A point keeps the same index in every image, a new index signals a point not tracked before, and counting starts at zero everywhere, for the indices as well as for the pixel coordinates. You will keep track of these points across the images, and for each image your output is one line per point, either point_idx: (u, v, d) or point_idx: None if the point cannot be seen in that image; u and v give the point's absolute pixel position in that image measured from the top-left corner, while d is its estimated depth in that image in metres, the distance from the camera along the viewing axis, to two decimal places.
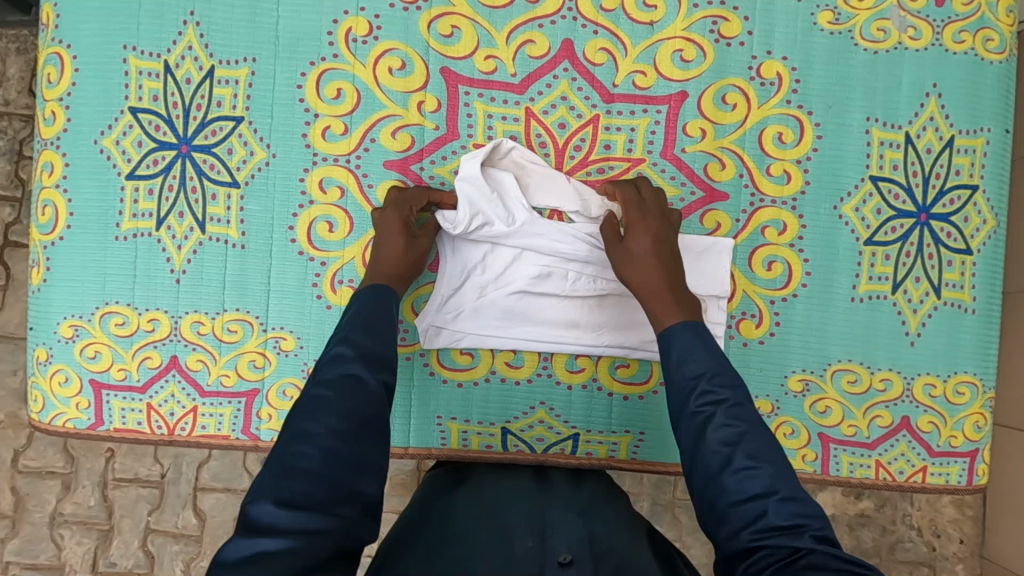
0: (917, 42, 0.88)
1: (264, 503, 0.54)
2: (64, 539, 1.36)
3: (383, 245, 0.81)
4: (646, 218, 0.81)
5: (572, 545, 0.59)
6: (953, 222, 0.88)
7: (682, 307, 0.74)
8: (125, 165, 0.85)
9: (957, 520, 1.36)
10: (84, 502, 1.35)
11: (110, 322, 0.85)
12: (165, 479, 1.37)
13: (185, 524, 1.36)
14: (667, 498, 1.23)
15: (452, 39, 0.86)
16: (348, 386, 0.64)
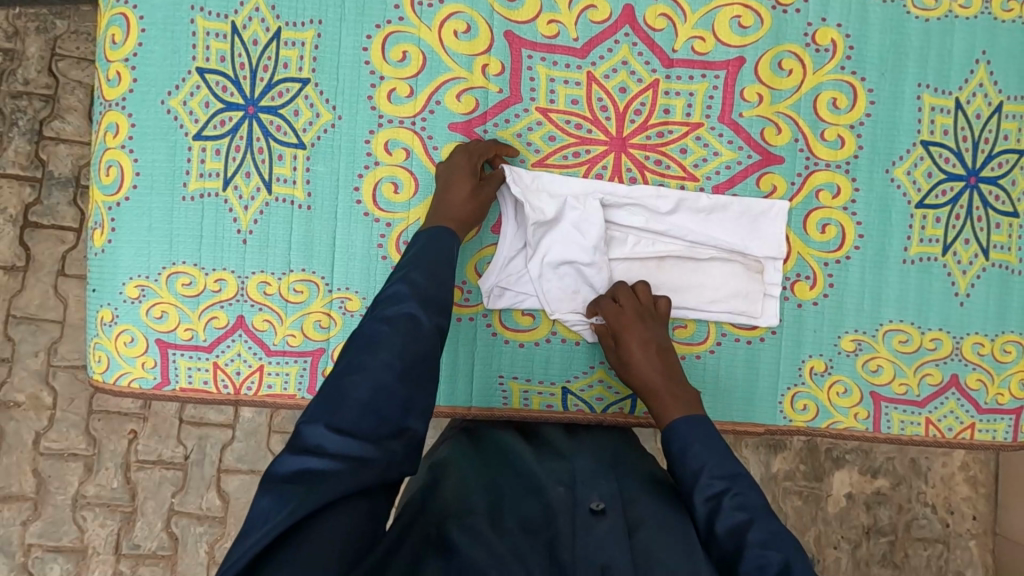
0: (967, 10, 0.90)
1: (316, 426, 0.56)
2: (87, 521, 1.35)
3: (453, 186, 0.82)
4: (636, 350, 0.82)
5: (603, 496, 0.66)
6: (1001, 185, 0.91)
7: (681, 399, 0.78)
8: (192, 126, 0.85)
9: (971, 499, 1.43)
10: (107, 484, 1.35)
11: (177, 282, 0.86)
12: (188, 461, 1.36)
13: (209, 505, 1.36)
14: None
15: (517, 3, 0.88)
16: (425, 331, 0.64)
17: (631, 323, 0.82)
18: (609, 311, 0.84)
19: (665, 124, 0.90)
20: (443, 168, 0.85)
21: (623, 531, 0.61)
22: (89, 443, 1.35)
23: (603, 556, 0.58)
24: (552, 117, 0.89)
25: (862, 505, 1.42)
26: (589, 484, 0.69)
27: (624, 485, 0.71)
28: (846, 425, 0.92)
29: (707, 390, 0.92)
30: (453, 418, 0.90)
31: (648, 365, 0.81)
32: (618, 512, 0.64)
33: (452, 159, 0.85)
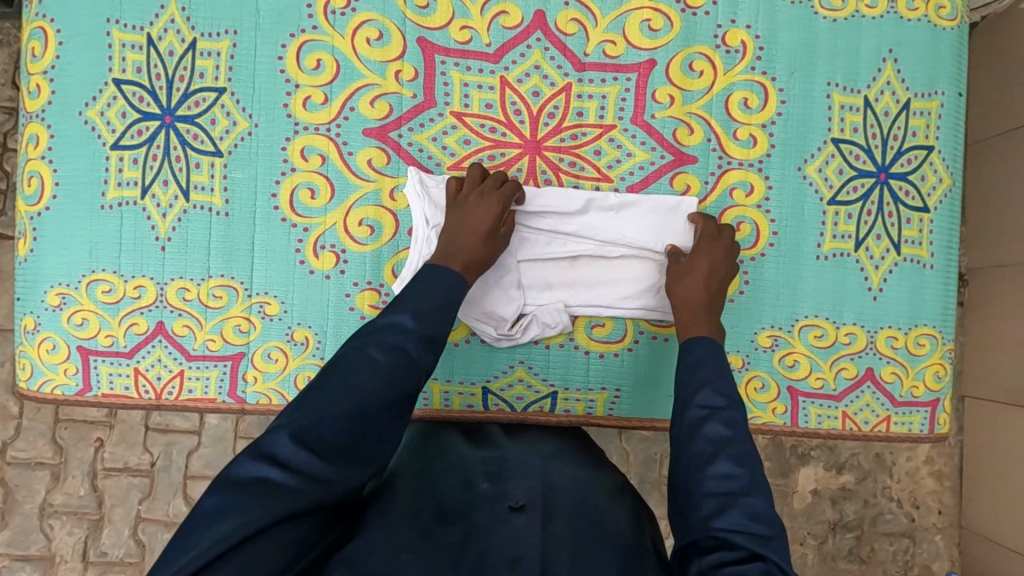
0: (874, 10, 0.92)
1: (282, 437, 0.56)
2: (55, 530, 1.37)
3: (479, 231, 0.81)
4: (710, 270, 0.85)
5: (528, 492, 0.67)
6: (910, 181, 0.92)
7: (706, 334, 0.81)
8: (109, 136, 0.87)
9: (937, 492, 1.44)
10: (74, 492, 1.36)
11: (96, 290, 0.87)
12: (156, 467, 1.37)
13: (176, 512, 1.37)
14: (654, 476, 1.38)
15: (428, 10, 0.89)
16: None
17: (712, 251, 0.87)
18: (709, 231, 0.88)
19: (578, 127, 0.92)
20: (468, 206, 0.83)
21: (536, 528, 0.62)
22: (55, 452, 1.37)
23: (517, 549, 0.60)
24: (467, 121, 0.90)
25: (827, 500, 1.43)
26: (516, 479, 0.70)
27: (550, 475, 0.73)
28: (765, 420, 0.93)
29: (626, 386, 0.93)
30: None
31: (694, 288, 0.84)
32: (538, 507, 0.65)
33: (487, 200, 0.83)
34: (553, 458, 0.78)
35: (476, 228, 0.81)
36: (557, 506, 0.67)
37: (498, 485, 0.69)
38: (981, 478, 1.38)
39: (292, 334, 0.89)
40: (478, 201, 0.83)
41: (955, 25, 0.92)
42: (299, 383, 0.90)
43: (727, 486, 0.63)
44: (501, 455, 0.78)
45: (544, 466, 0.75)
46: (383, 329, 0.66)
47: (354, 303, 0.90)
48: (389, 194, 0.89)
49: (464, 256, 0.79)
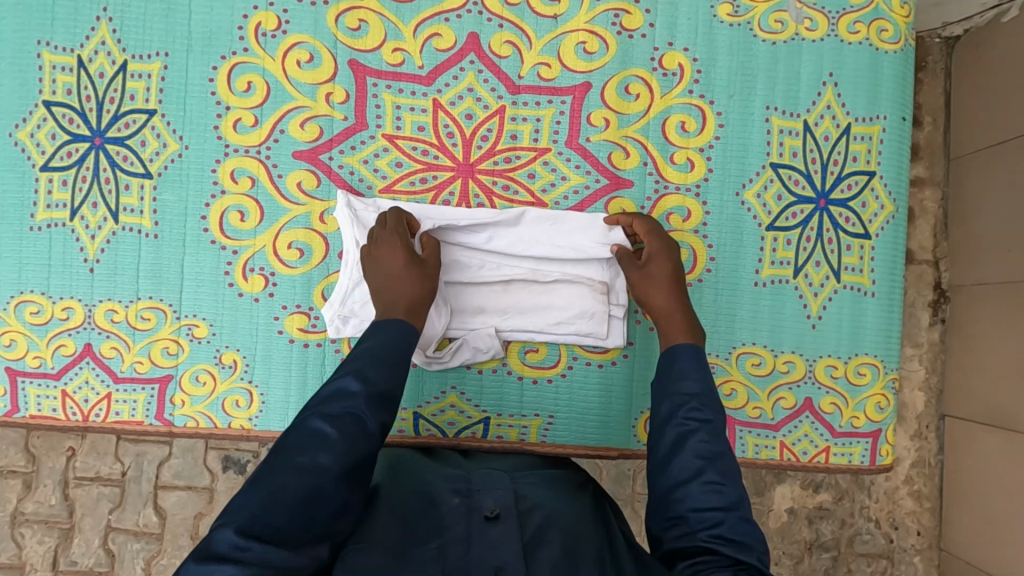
0: (814, 32, 0.90)
1: (226, 531, 0.52)
2: (25, 538, 1.37)
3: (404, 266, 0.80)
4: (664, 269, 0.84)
5: (499, 501, 0.67)
6: (851, 207, 0.90)
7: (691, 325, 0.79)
8: (40, 157, 0.87)
9: (915, 514, 1.40)
10: (45, 501, 1.37)
11: (25, 311, 0.87)
12: (126, 477, 1.37)
13: (147, 522, 1.37)
14: (627, 492, 1.31)
15: (360, 32, 0.89)
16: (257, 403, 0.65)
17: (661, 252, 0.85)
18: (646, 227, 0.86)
19: (512, 150, 0.91)
20: (381, 254, 0.81)
21: (516, 537, 0.62)
22: (28, 460, 1.37)
23: (498, 558, 0.59)
24: (398, 144, 0.90)
25: (804, 521, 1.39)
26: (487, 492, 0.69)
27: (518, 486, 0.72)
28: None
29: (560, 414, 0.92)
30: None
31: (663, 290, 0.83)
32: (512, 514, 0.65)
33: (392, 244, 0.82)
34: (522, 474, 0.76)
35: (393, 270, 0.80)
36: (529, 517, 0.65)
37: (469, 500, 0.68)
38: (960, 498, 1.34)
39: (220, 357, 0.89)
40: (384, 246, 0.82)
41: (898, 48, 0.90)
42: (227, 407, 0.89)
43: (715, 500, 0.62)
44: (466, 471, 0.76)
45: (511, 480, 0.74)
46: (332, 398, 0.64)
47: (284, 326, 0.89)
48: (319, 217, 0.89)
49: (407, 302, 0.78)
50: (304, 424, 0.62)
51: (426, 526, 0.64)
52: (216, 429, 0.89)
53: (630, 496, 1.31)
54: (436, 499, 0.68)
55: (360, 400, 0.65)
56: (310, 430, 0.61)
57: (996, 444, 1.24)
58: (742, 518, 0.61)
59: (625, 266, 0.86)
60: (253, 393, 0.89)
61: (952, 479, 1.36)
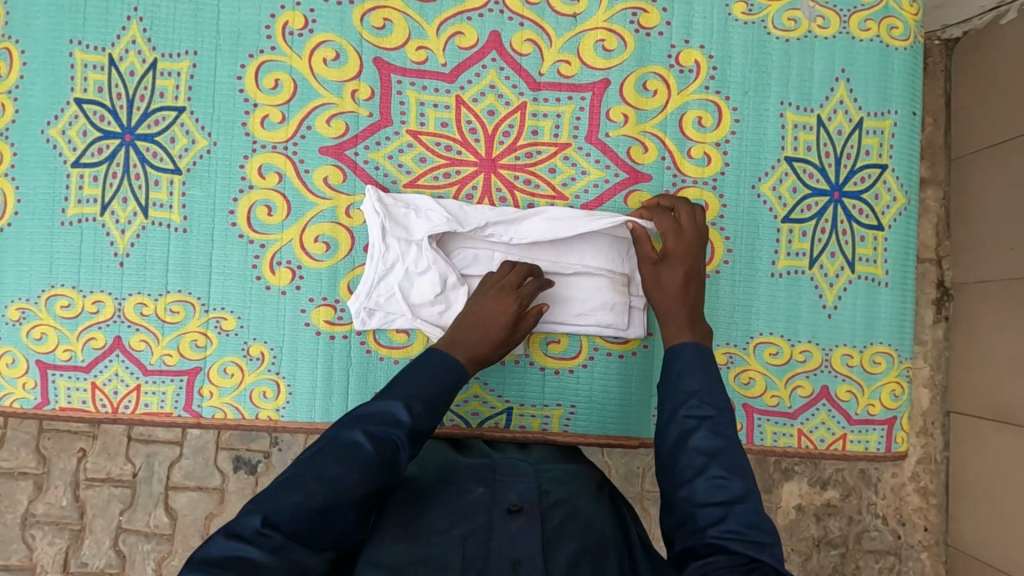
0: (826, 30, 0.93)
1: (253, 517, 0.55)
2: (36, 540, 1.37)
3: (490, 325, 0.82)
4: (676, 273, 0.84)
5: (522, 496, 0.67)
6: (865, 200, 0.93)
7: (698, 327, 0.81)
8: (71, 154, 0.89)
9: (922, 508, 1.41)
10: (56, 502, 1.37)
11: (55, 305, 0.89)
12: (137, 478, 1.38)
13: (157, 523, 1.37)
14: (638, 488, 1.33)
15: (385, 31, 0.91)
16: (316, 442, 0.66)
17: (678, 250, 0.85)
18: (667, 226, 0.86)
19: (533, 145, 0.93)
20: (481, 303, 0.84)
21: (537, 529, 0.63)
22: (38, 461, 1.38)
23: (517, 550, 0.60)
24: (422, 139, 0.92)
25: (812, 516, 1.41)
26: (510, 483, 0.71)
27: (540, 479, 0.74)
28: None
29: (581, 404, 0.93)
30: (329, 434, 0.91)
31: (670, 291, 0.84)
32: (535, 508, 0.66)
33: (504, 295, 0.85)
34: (546, 469, 0.78)
35: (474, 331, 0.82)
36: (552, 512, 0.66)
37: (493, 490, 0.69)
38: (966, 494, 1.36)
39: (248, 349, 0.90)
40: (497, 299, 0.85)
41: (908, 45, 0.93)
42: (255, 399, 0.90)
43: (719, 496, 0.64)
44: (493, 461, 0.78)
45: (535, 472, 0.76)
46: (374, 417, 0.67)
47: (310, 318, 0.91)
48: (345, 211, 0.91)
49: (469, 350, 0.80)
50: (338, 437, 0.65)
51: (449, 512, 0.65)
52: (243, 420, 0.90)
53: (640, 494, 1.33)
54: (461, 487, 0.70)
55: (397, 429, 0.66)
56: (345, 441, 0.64)
57: (1003, 435, 1.26)
58: (750, 509, 0.63)
59: (643, 260, 0.87)
60: (280, 384, 0.91)
61: (960, 472, 1.38)
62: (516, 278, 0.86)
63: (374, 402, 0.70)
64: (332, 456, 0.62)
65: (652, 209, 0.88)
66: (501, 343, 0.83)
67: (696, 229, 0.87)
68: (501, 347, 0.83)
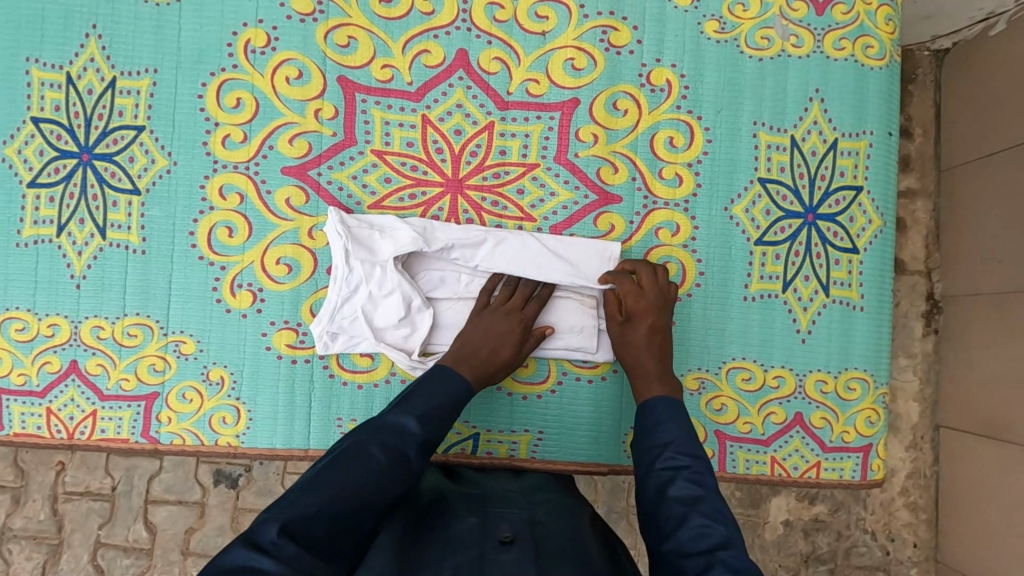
0: (800, 49, 0.91)
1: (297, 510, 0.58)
2: (13, 554, 1.35)
3: (502, 345, 0.84)
4: (641, 333, 0.84)
5: (515, 527, 0.66)
6: (839, 222, 0.91)
7: (667, 380, 0.82)
8: (27, 173, 0.87)
9: (911, 525, 1.39)
10: (33, 517, 1.35)
11: (10, 328, 0.87)
12: (116, 492, 1.36)
13: (136, 537, 1.35)
14: (621, 505, 1.31)
15: (349, 49, 0.89)
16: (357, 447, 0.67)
17: (643, 309, 0.85)
18: (628, 289, 0.86)
19: (501, 165, 0.91)
20: (492, 321, 0.86)
21: (531, 557, 0.60)
22: (16, 475, 1.36)
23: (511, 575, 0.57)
24: (387, 159, 0.90)
25: (800, 533, 1.38)
26: (501, 516, 0.69)
27: (533, 512, 0.73)
28: None
29: (550, 429, 0.91)
30: (292, 460, 0.89)
31: (637, 351, 0.84)
32: (528, 540, 0.63)
33: (512, 319, 0.86)
34: (539, 501, 0.77)
35: (484, 349, 0.83)
36: (545, 543, 0.64)
37: (484, 523, 0.67)
38: (955, 511, 1.33)
39: (207, 374, 0.88)
40: (507, 317, 0.86)
41: (884, 64, 0.91)
42: (214, 424, 0.88)
43: (702, 543, 0.61)
44: (484, 493, 0.77)
45: (527, 505, 0.74)
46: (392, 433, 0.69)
47: (271, 342, 0.89)
48: (307, 233, 0.89)
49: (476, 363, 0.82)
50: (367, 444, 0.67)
51: (436, 541, 0.63)
52: (202, 446, 0.88)
53: (623, 510, 1.31)
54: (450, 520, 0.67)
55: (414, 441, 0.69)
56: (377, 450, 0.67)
57: (994, 454, 1.24)
58: (733, 555, 0.59)
59: (609, 322, 0.87)
60: (240, 410, 0.88)
61: (949, 490, 1.36)
62: (521, 302, 0.88)
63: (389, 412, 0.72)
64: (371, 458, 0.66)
65: (616, 273, 0.88)
66: (510, 364, 0.85)
67: (660, 285, 0.86)
68: (507, 368, 0.85)
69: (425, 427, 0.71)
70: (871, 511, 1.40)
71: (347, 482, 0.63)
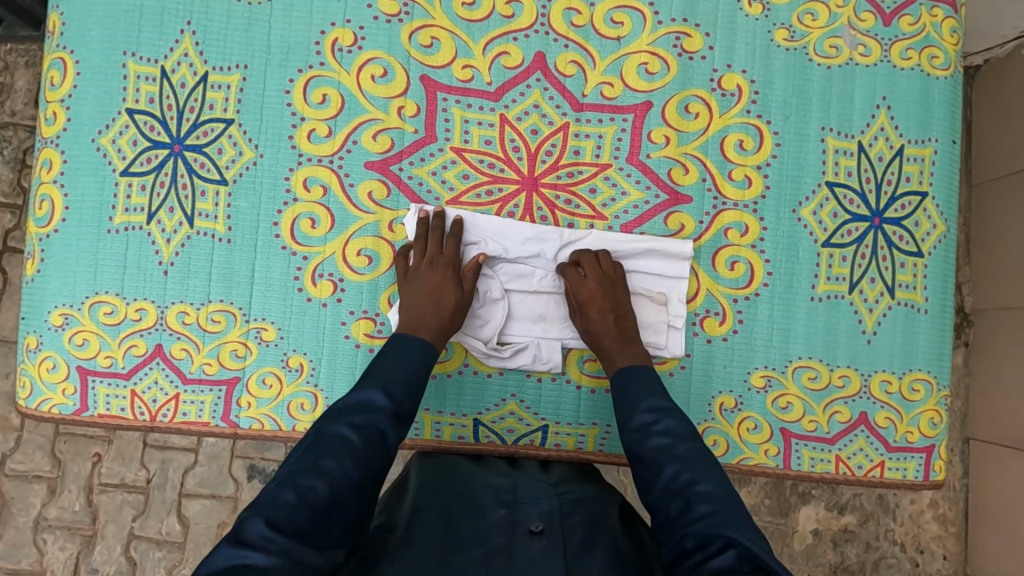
0: (867, 58, 0.94)
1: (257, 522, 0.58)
2: (47, 544, 1.36)
3: (439, 298, 0.85)
4: (588, 279, 0.88)
5: (543, 517, 0.69)
6: (905, 226, 0.93)
7: (629, 349, 0.86)
8: (120, 162, 0.90)
9: (941, 537, 1.38)
10: (69, 507, 1.36)
11: (99, 311, 0.89)
12: (151, 485, 1.37)
13: (169, 530, 1.36)
14: None
15: (432, 49, 0.92)
16: (331, 445, 0.66)
17: (591, 293, 0.88)
18: (573, 281, 0.89)
19: (575, 165, 0.94)
20: (418, 281, 0.87)
21: (559, 550, 0.64)
22: (53, 465, 1.37)
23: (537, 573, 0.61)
24: (466, 156, 0.93)
25: (829, 542, 1.37)
26: (531, 506, 0.73)
27: (562, 501, 0.75)
28: (757, 462, 0.92)
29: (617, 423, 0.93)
30: None
31: (599, 329, 0.87)
32: (557, 532, 0.67)
33: (436, 268, 0.87)
34: (566, 487, 0.80)
35: (426, 307, 0.84)
36: (572, 536, 0.67)
37: (514, 511, 0.71)
38: (987, 526, 1.33)
39: (287, 361, 0.90)
40: (428, 271, 0.87)
41: (949, 75, 0.94)
42: (292, 410, 0.90)
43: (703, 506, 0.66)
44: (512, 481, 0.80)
45: (556, 493, 0.77)
46: (357, 409, 0.70)
47: (350, 331, 0.91)
48: (388, 225, 0.92)
49: (436, 329, 0.83)
50: (330, 429, 0.68)
51: (473, 531, 0.68)
52: (280, 431, 0.90)
53: None
54: (482, 509, 0.72)
55: (385, 415, 0.71)
56: (335, 434, 0.68)
57: None
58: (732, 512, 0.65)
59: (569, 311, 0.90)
60: (318, 397, 0.90)
61: (981, 504, 1.35)
62: (437, 247, 0.88)
63: (352, 392, 0.73)
64: (329, 451, 0.65)
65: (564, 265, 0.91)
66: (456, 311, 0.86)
67: (615, 264, 0.91)
68: (460, 312, 0.86)
69: (401, 395, 0.74)
70: (901, 522, 1.39)
71: (304, 479, 0.63)
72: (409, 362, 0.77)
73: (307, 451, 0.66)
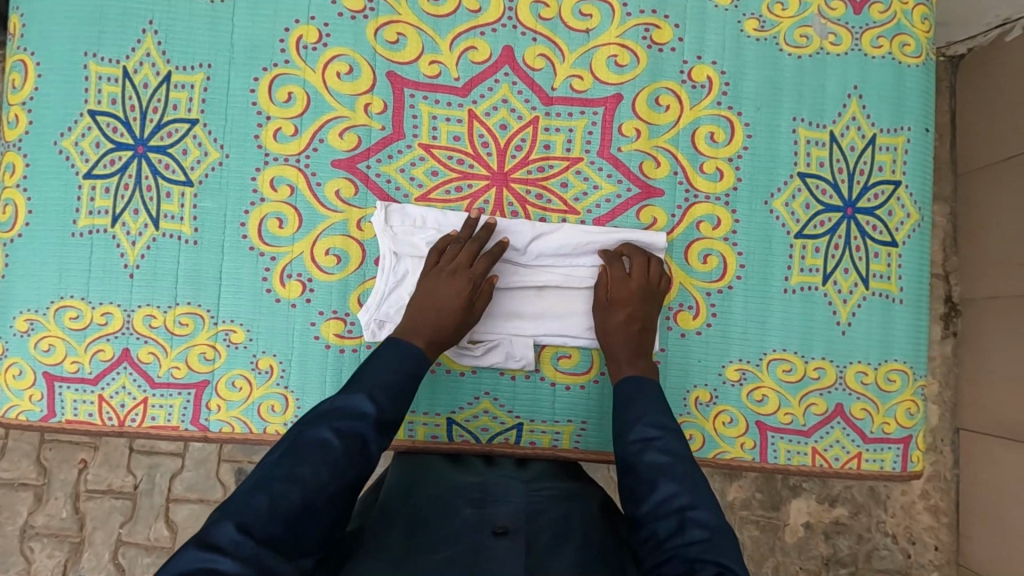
0: (838, 47, 0.93)
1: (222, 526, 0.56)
2: (34, 552, 1.34)
3: (446, 312, 0.82)
4: (632, 279, 0.87)
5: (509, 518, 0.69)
6: (878, 216, 0.92)
7: (638, 362, 0.83)
8: (84, 165, 0.89)
9: (933, 528, 1.37)
10: (56, 514, 1.35)
11: (65, 316, 0.88)
12: (138, 490, 1.36)
13: (157, 536, 1.35)
14: None
15: (398, 46, 0.91)
16: (312, 451, 0.63)
17: (627, 296, 0.87)
18: (616, 276, 0.88)
19: (545, 159, 0.93)
20: (437, 284, 0.84)
21: (522, 549, 0.63)
22: (38, 473, 1.36)
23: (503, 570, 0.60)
24: (434, 153, 0.92)
25: (821, 535, 1.37)
26: (500, 507, 0.72)
27: (533, 500, 0.75)
28: (733, 456, 0.91)
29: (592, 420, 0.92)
30: None
31: (615, 332, 0.85)
32: (520, 531, 0.66)
33: (456, 278, 0.84)
34: (540, 486, 0.79)
35: (429, 315, 0.82)
36: (540, 534, 0.66)
37: (482, 510, 0.71)
38: (976, 516, 1.32)
39: (257, 362, 0.89)
40: (450, 278, 0.84)
41: (921, 62, 0.93)
42: (262, 412, 0.89)
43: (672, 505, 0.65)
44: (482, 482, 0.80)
45: (526, 493, 0.76)
46: (341, 415, 0.67)
47: (320, 332, 0.90)
48: (356, 224, 0.91)
49: (428, 334, 0.81)
50: (310, 433, 0.65)
51: (442, 532, 0.66)
52: (251, 434, 0.89)
53: None
54: (452, 509, 0.72)
55: (370, 423, 0.68)
56: (318, 438, 0.65)
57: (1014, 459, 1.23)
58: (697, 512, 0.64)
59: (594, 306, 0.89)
60: (288, 398, 0.89)
61: (970, 494, 1.34)
62: (466, 260, 0.86)
63: (337, 396, 0.69)
64: (307, 458, 0.63)
65: (610, 257, 0.90)
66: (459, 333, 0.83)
67: (665, 274, 0.89)
68: (460, 332, 0.83)
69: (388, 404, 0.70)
70: (891, 513, 1.38)
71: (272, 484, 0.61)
72: (398, 368, 0.74)
73: (285, 455, 0.63)
